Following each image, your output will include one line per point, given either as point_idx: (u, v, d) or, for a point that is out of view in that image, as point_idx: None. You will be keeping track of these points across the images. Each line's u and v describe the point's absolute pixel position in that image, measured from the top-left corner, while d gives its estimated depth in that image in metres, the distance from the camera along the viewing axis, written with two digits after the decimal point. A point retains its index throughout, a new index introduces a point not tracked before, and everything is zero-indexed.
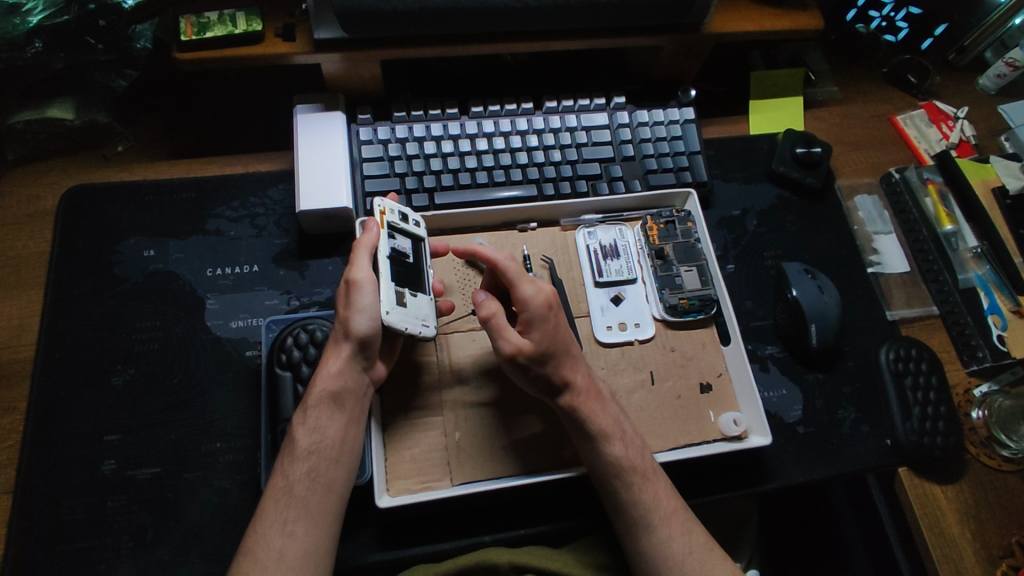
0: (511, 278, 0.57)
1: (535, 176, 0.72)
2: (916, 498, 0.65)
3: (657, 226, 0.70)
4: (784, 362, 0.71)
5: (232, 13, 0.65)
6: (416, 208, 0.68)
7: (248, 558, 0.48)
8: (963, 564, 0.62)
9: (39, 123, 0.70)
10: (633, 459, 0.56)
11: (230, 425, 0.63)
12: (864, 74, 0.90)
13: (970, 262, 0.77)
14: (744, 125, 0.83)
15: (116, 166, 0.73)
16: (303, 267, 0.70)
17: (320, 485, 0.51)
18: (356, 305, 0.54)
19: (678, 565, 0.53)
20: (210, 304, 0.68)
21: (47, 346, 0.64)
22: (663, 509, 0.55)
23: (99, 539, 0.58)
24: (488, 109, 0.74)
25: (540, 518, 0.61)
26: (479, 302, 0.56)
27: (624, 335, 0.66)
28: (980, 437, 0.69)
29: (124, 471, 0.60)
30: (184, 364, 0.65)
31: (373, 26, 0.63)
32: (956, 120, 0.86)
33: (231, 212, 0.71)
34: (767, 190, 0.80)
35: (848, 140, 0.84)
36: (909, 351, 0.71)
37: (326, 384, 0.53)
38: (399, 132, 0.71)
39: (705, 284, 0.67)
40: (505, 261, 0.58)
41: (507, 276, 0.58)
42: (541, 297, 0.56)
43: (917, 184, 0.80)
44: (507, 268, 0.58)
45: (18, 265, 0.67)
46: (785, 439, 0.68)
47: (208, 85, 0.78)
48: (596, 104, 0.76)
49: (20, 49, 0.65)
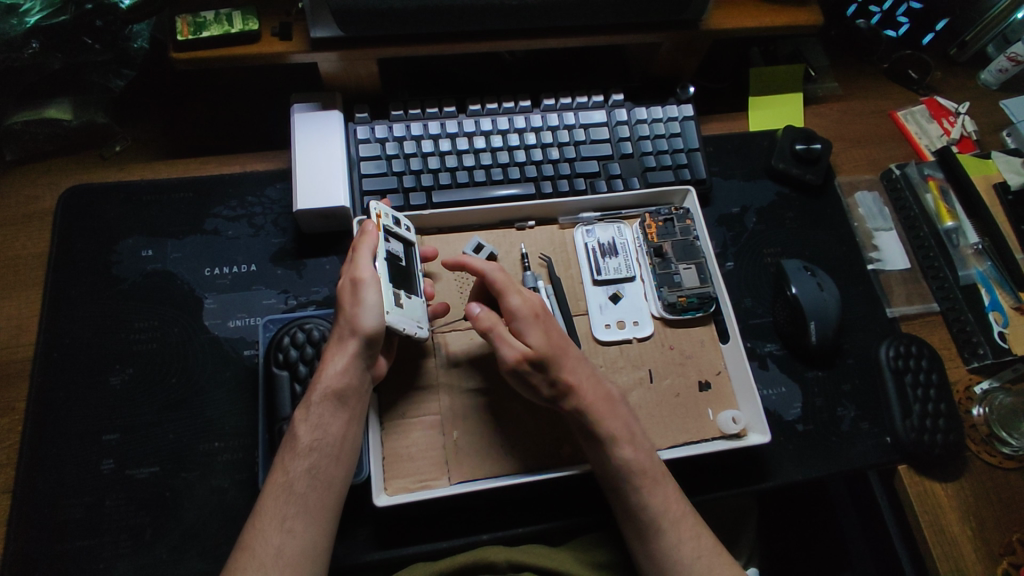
0: (499, 287, 0.57)
1: (533, 174, 0.72)
2: (916, 496, 0.65)
3: (655, 223, 0.70)
4: (783, 360, 0.71)
5: (228, 13, 0.65)
6: (414, 206, 0.68)
7: (247, 554, 0.48)
8: (963, 562, 0.62)
9: (37, 123, 0.70)
10: (642, 463, 0.55)
11: (227, 425, 0.63)
12: (865, 69, 0.89)
13: (971, 258, 0.76)
14: (744, 122, 0.83)
15: (115, 166, 0.73)
16: (301, 266, 0.70)
17: (320, 482, 0.51)
18: (361, 302, 0.53)
19: (687, 571, 0.53)
20: (208, 303, 0.68)
21: (46, 347, 0.64)
22: (673, 515, 0.55)
23: (98, 538, 0.58)
24: (486, 107, 0.74)
25: (538, 516, 0.61)
26: (475, 316, 0.56)
27: (623, 333, 0.66)
28: (981, 435, 0.68)
29: (123, 470, 0.60)
30: (182, 363, 0.65)
31: (370, 25, 0.63)
32: (956, 115, 0.85)
33: (228, 212, 0.71)
34: (766, 187, 0.80)
35: (848, 136, 0.84)
36: (909, 349, 0.71)
37: (330, 381, 0.53)
38: (396, 130, 0.71)
39: (705, 282, 0.67)
40: (493, 271, 0.58)
41: (493, 287, 0.57)
42: (527, 307, 0.56)
43: (918, 180, 0.80)
44: (495, 280, 0.57)
45: (17, 266, 0.67)
46: (783, 437, 0.67)
47: (206, 84, 0.78)
48: (594, 101, 0.76)
49: (17, 50, 0.65)
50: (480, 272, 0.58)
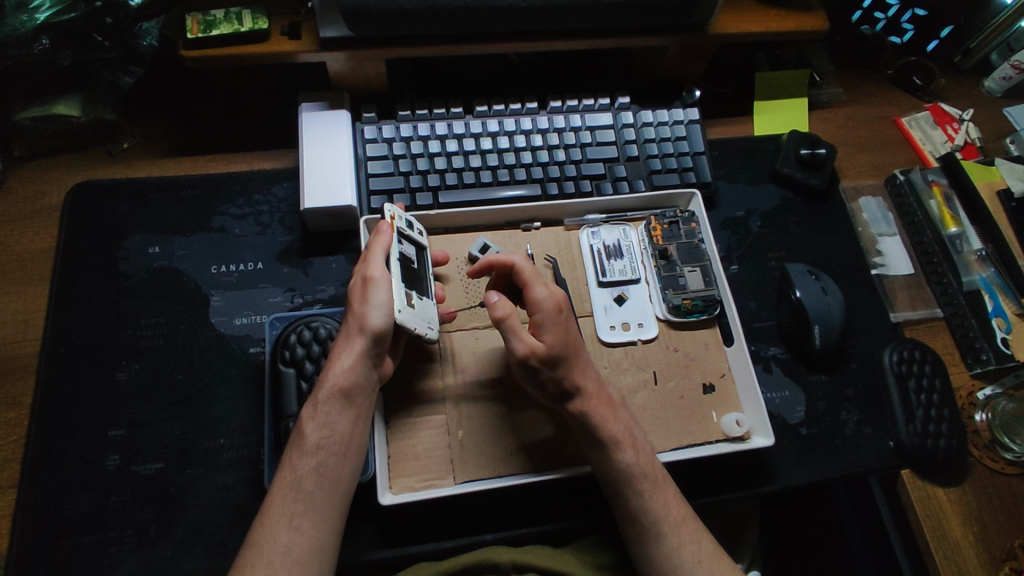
0: (526, 279, 0.58)
1: (539, 175, 0.72)
2: (919, 501, 0.65)
3: (661, 226, 0.70)
4: (787, 363, 0.71)
5: (238, 11, 0.65)
6: (421, 206, 0.69)
7: (255, 550, 0.48)
8: (966, 567, 0.62)
9: (45, 120, 0.70)
10: (644, 466, 0.56)
11: (232, 423, 0.63)
12: (870, 75, 0.90)
13: (974, 264, 0.76)
14: (749, 126, 0.84)
15: (122, 163, 0.73)
16: (307, 265, 0.70)
17: (327, 481, 0.51)
18: (370, 300, 0.53)
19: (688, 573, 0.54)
20: (214, 301, 0.68)
21: (52, 342, 0.64)
22: (673, 518, 0.55)
23: (103, 533, 0.58)
24: (493, 108, 0.74)
25: (542, 517, 0.61)
26: (492, 303, 0.55)
27: (627, 335, 0.66)
28: (984, 440, 0.68)
29: (128, 466, 0.61)
30: (188, 360, 0.65)
31: (379, 26, 0.63)
32: (961, 122, 0.85)
33: (235, 210, 0.72)
34: (771, 191, 0.80)
35: (853, 141, 0.84)
36: (913, 353, 0.71)
37: (338, 379, 0.53)
38: (403, 131, 0.71)
39: (709, 285, 0.67)
40: (522, 262, 0.59)
41: (521, 276, 0.58)
42: (551, 301, 0.56)
43: (922, 186, 0.80)
44: (522, 270, 0.58)
45: (24, 261, 0.68)
46: (786, 440, 0.68)
47: (215, 83, 0.79)
48: (601, 103, 0.77)
49: (27, 46, 0.66)
50: (508, 264, 0.59)
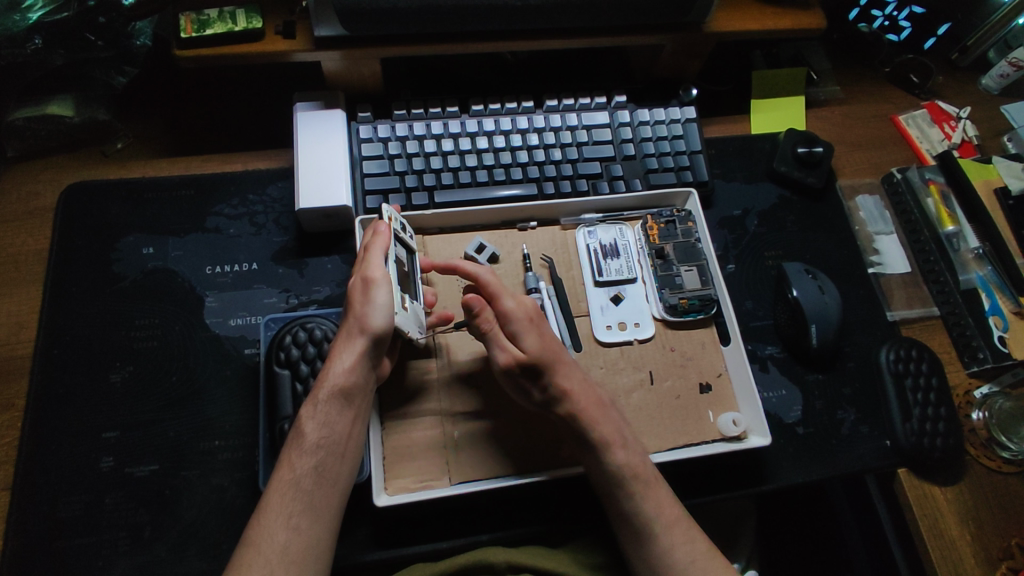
0: (493, 291, 0.57)
1: (535, 175, 0.72)
2: (916, 499, 0.65)
3: (657, 225, 0.70)
4: (784, 363, 0.71)
5: (232, 11, 0.65)
6: (416, 206, 0.68)
7: (251, 549, 0.48)
8: (962, 565, 0.62)
9: (39, 120, 0.70)
10: (635, 466, 0.56)
11: (227, 424, 0.63)
12: (867, 73, 0.89)
13: (971, 262, 0.76)
14: (746, 124, 0.83)
15: (116, 164, 0.73)
16: (303, 265, 0.70)
17: (326, 480, 0.51)
18: (371, 301, 0.53)
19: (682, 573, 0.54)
20: (209, 302, 0.67)
21: (46, 344, 0.64)
22: (665, 519, 0.55)
23: (98, 536, 0.58)
24: (488, 108, 0.74)
25: (537, 518, 0.61)
26: (475, 311, 0.56)
27: (624, 335, 0.66)
28: (981, 439, 0.68)
29: (122, 468, 0.60)
30: (183, 362, 0.65)
31: (373, 25, 0.63)
32: (958, 120, 0.85)
33: (230, 210, 0.71)
34: (768, 190, 0.80)
35: (850, 140, 0.84)
36: (909, 352, 0.71)
37: (338, 378, 0.52)
38: (398, 130, 0.71)
39: (706, 284, 0.67)
40: (486, 275, 0.58)
41: (488, 289, 0.57)
42: (522, 311, 0.56)
43: (918, 185, 0.80)
44: (487, 283, 0.57)
45: (18, 262, 0.67)
46: (783, 439, 0.67)
47: (210, 83, 0.78)
48: (597, 103, 0.76)
49: (20, 46, 0.65)
50: (473, 276, 0.58)
